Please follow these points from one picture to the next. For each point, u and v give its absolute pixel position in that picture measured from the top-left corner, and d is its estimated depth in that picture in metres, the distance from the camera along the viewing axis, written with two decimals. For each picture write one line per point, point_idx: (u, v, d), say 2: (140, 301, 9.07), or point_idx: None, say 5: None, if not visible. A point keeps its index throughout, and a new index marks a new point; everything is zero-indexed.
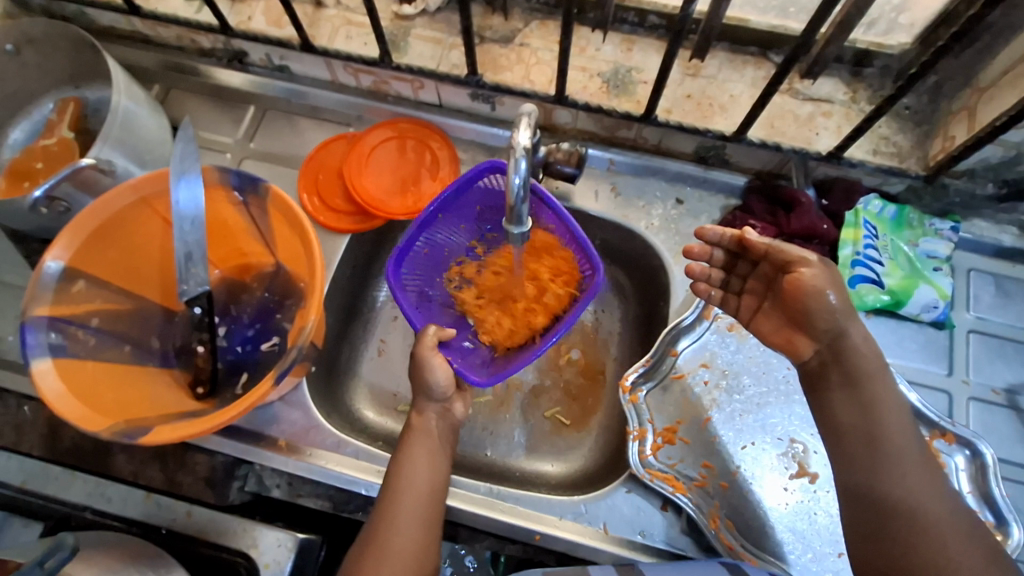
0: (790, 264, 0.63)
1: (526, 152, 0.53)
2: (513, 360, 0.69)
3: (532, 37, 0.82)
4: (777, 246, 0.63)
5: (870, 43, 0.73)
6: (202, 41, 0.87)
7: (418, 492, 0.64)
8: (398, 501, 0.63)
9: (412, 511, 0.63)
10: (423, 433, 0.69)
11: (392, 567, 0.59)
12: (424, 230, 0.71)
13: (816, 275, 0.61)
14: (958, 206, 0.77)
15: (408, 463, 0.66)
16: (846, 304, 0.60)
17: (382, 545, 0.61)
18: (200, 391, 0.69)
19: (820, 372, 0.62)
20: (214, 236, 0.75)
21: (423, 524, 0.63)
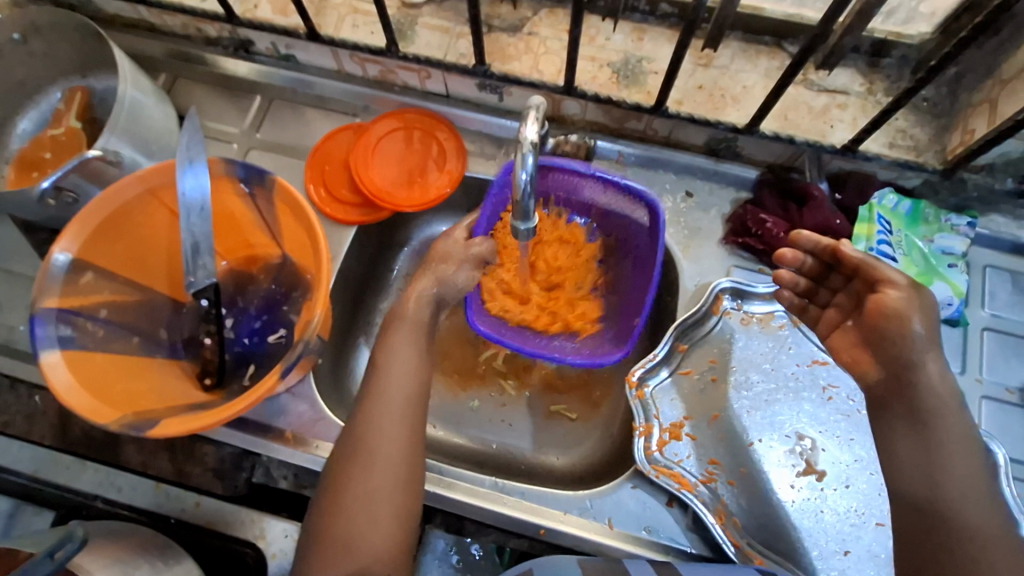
0: (881, 284, 0.65)
1: (533, 147, 0.53)
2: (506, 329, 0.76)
3: (541, 26, 0.81)
4: (872, 266, 0.66)
5: (889, 33, 0.71)
6: (208, 29, 0.87)
7: (403, 395, 0.64)
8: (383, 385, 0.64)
9: (398, 414, 0.62)
10: (407, 337, 0.67)
11: (381, 469, 0.59)
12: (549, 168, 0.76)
13: (903, 298, 0.63)
14: (976, 201, 0.75)
15: (392, 350, 0.66)
16: (928, 330, 0.62)
17: (370, 447, 0.60)
18: (207, 382, 0.70)
19: (883, 399, 0.65)
20: (222, 228, 0.74)
21: (405, 407, 0.63)
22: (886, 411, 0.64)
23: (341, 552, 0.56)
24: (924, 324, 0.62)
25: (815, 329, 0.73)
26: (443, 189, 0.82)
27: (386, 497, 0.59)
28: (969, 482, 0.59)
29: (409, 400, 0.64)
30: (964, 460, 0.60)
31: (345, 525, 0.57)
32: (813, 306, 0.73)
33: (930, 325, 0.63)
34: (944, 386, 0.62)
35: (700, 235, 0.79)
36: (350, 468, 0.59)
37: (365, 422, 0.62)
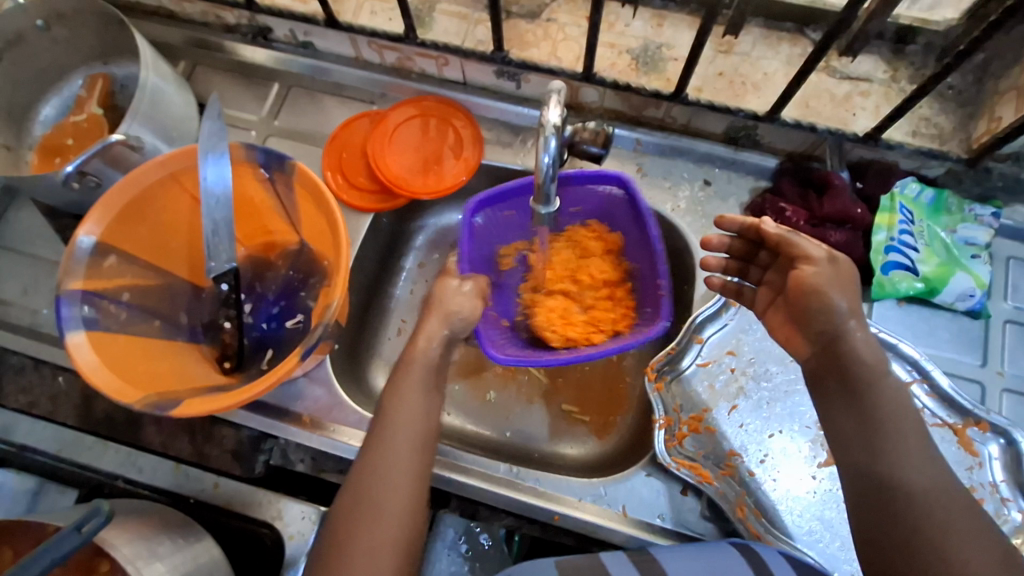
0: (800, 259, 0.61)
1: (556, 131, 0.54)
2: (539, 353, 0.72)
3: (560, 12, 0.80)
4: (789, 243, 0.62)
5: (914, 19, 0.70)
6: (227, 16, 0.87)
7: (413, 426, 0.63)
8: (392, 437, 0.62)
9: (406, 448, 0.61)
10: (417, 367, 0.66)
11: (389, 513, 0.58)
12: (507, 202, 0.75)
13: (821, 272, 0.59)
14: (1000, 191, 0.74)
15: (405, 382, 0.65)
16: (852, 304, 0.58)
17: (378, 487, 0.59)
18: (226, 365, 0.71)
19: (816, 374, 0.61)
20: (241, 213, 0.75)
21: (419, 463, 0.62)
22: (819, 384, 0.60)
23: None
24: (846, 297, 0.59)
25: (752, 308, 0.69)
26: (460, 177, 0.82)
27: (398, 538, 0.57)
28: (916, 453, 0.55)
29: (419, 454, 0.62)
30: (912, 429, 0.56)
31: None
32: (749, 287, 0.70)
33: (852, 297, 0.59)
34: (873, 354, 0.58)
35: (717, 224, 0.79)
36: (360, 509, 0.58)
37: (377, 466, 0.60)
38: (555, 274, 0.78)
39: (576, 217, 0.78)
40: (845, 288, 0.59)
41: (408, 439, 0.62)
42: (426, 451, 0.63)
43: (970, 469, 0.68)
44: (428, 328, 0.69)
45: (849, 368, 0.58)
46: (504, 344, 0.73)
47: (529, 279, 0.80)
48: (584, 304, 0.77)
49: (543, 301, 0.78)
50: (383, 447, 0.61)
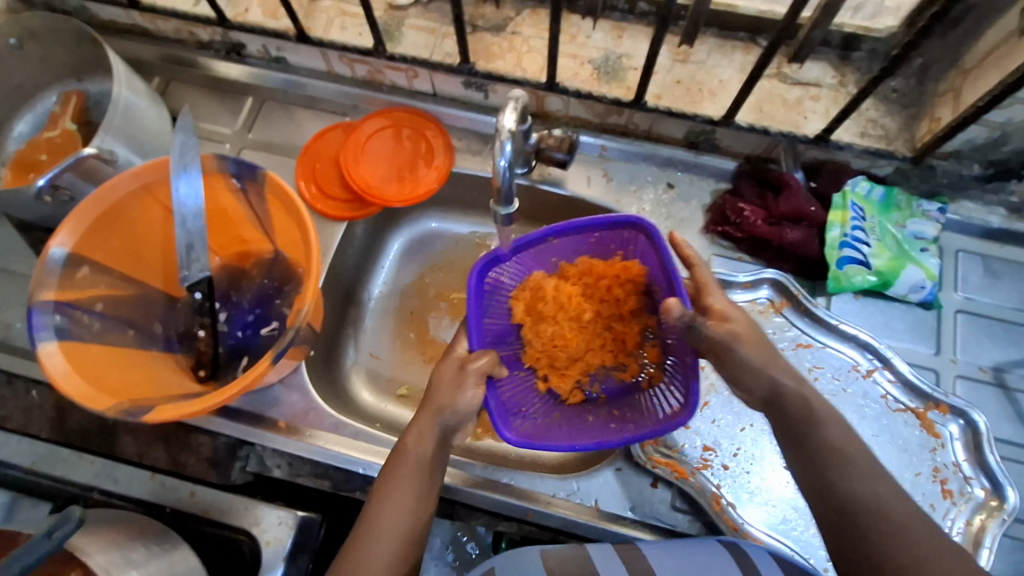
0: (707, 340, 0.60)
1: (512, 134, 0.56)
2: (551, 432, 0.67)
3: (524, 25, 0.83)
4: (694, 336, 0.61)
5: (858, 27, 0.74)
6: (201, 33, 0.90)
7: (402, 527, 0.58)
8: (376, 548, 0.56)
9: (389, 548, 0.57)
10: (412, 459, 0.61)
11: None
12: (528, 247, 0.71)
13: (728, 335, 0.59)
14: (945, 188, 0.77)
15: (396, 475, 0.60)
16: (763, 355, 0.59)
17: None
18: (202, 374, 0.72)
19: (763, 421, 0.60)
20: (214, 224, 0.76)
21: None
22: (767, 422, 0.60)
23: None
24: (751, 347, 0.59)
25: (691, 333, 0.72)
26: (432, 185, 0.84)
27: None
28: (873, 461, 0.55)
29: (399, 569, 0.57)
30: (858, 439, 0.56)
31: None
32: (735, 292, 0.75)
33: (764, 351, 0.59)
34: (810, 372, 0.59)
35: (682, 225, 0.81)
36: None
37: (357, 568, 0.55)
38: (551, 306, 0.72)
39: (585, 245, 0.73)
40: (756, 343, 0.59)
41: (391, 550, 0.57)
42: (410, 553, 0.58)
43: (933, 451, 0.71)
44: (421, 419, 0.63)
45: (786, 408, 0.58)
46: (514, 414, 0.68)
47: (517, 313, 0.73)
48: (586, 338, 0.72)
49: (539, 331, 0.72)
50: (365, 559, 0.56)
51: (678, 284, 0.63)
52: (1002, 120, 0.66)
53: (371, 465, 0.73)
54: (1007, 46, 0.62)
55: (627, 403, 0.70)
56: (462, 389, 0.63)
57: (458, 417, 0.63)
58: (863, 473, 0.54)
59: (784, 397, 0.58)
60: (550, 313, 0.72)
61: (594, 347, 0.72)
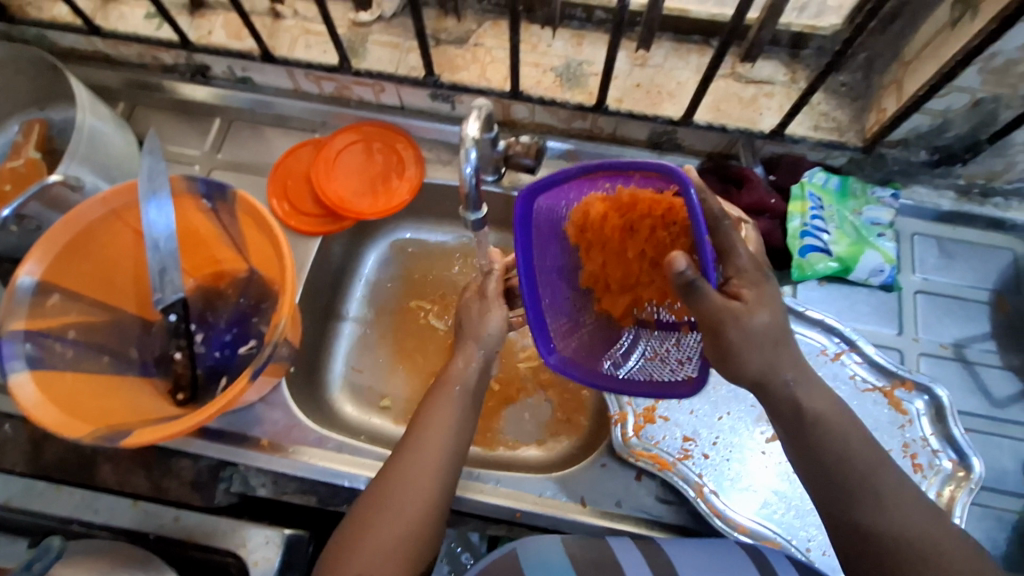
0: (706, 317, 0.53)
1: (476, 142, 0.58)
2: (590, 359, 0.63)
3: (486, 36, 0.85)
4: (697, 295, 0.52)
5: (804, 26, 0.77)
6: (164, 57, 0.90)
7: (447, 435, 0.62)
8: (422, 453, 0.61)
9: (433, 453, 0.61)
10: (453, 377, 0.65)
11: (398, 513, 0.58)
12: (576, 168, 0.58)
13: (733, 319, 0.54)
14: (897, 174, 0.81)
15: (439, 390, 0.65)
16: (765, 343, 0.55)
17: (400, 487, 0.59)
18: (181, 398, 0.71)
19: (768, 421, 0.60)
20: (186, 246, 0.76)
21: (438, 495, 0.60)
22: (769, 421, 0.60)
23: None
24: (754, 331, 0.55)
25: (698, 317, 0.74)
26: (405, 196, 0.85)
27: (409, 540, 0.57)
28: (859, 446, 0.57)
29: (425, 520, 0.58)
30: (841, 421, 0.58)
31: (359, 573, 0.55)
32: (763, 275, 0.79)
33: (766, 340, 0.56)
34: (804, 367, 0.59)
35: None
36: (375, 507, 0.58)
37: (403, 471, 0.60)
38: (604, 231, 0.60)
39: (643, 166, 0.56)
40: (760, 342, 0.56)
41: (422, 495, 0.59)
42: (453, 463, 0.62)
43: (902, 427, 0.74)
44: (464, 349, 0.67)
45: (777, 412, 0.58)
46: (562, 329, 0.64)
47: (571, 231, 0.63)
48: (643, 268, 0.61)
49: (590, 258, 0.63)
50: (412, 461, 0.60)
51: (706, 249, 0.52)
52: (942, 108, 0.70)
53: (356, 477, 0.73)
54: (941, 38, 0.66)
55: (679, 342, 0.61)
56: (489, 313, 0.68)
57: (494, 339, 0.67)
58: (853, 466, 0.56)
59: (774, 400, 0.58)
60: (599, 239, 0.61)
61: (643, 285, 0.61)
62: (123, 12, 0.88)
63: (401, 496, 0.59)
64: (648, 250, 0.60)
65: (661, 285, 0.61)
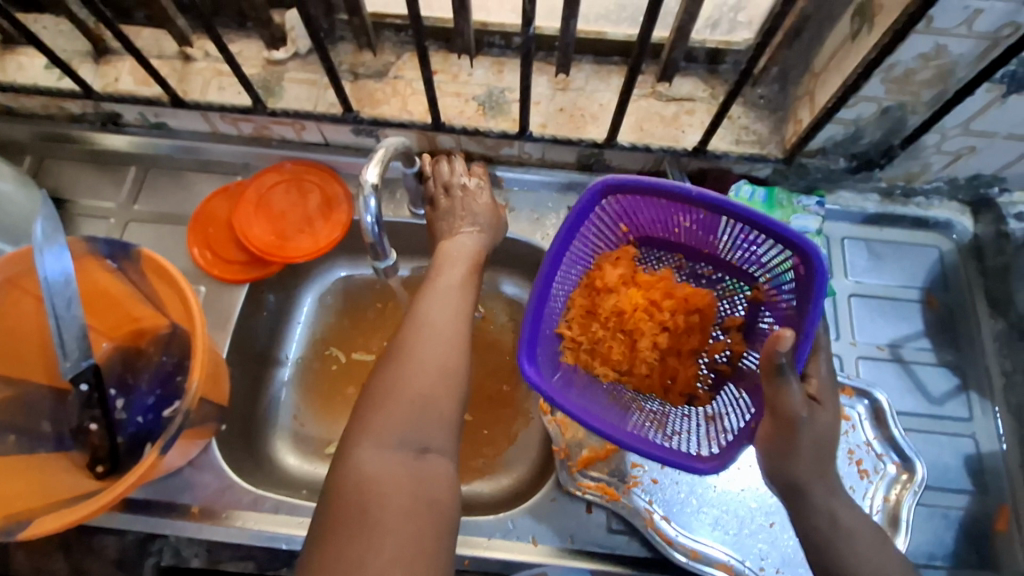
0: (778, 407, 0.54)
1: (374, 189, 0.61)
2: (585, 400, 0.64)
3: (405, 68, 0.83)
4: (779, 381, 0.53)
5: (718, 42, 0.78)
6: (71, 107, 0.86)
7: (452, 288, 0.67)
8: (433, 303, 0.65)
9: (444, 301, 0.65)
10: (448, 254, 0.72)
11: (422, 345, 0.60)
12: (685, 212, 0.65)
13: (803, 422, 0.53)
14: (821, 181, 0.82)
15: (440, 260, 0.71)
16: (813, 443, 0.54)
17: (419, 328, 0.62)
18: (99, 470, 0.67)
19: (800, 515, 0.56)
20: (98, 307, 0.72)
21: (456, 331, 0.62)
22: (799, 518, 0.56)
23: (393, 406, 0.55)
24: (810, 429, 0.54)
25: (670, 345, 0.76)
26: (334, 235, 0.83)
27: (438, 368, 0.58)
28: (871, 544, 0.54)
29: (450, 360, 0.60)
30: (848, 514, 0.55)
31: (393, 394, 0.56)
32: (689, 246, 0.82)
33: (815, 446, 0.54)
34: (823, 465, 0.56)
35: None
36: (398, 348, 0.60)
37: (419, 318, 0.63)
38: (628, 303, 0.68)
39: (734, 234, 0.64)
40: (815, 453, 0.55)
41: (443, 339, 0.61)
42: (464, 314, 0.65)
43: (845, 433, 0.74)
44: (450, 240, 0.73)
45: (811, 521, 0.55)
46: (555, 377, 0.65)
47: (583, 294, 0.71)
48: (650, 348, 0.69)
49: (592, 333, 0.69)
50: (424, 312, 0.64)
51: (804, 339, 0.57)
52: (853, 117, 0.71)
53: (294, 539, 0.69)
54: (844, 50, 0.67)
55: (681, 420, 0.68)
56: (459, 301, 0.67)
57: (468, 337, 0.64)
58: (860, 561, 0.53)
59: (809, 508, 0.55)
60: (613, 319, 0.69)
61: (639, 373, 0.69)
62: (21, 63, 0.84)
63: (424, 340, 0.60)
64: (660, 337, 0.69)
65: (661, 373, 0.70)
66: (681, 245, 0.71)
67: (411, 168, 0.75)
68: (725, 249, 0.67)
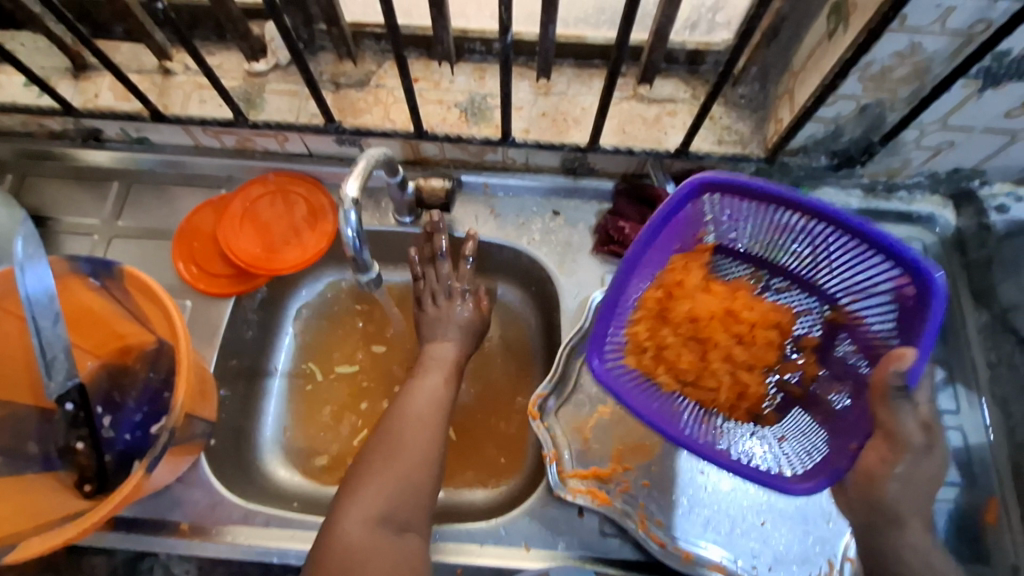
0: (892, 432, 0.55)
1: (355, 203, 0.61)
2: (656, 408, 0.64)
3: (387, 77, 0.83)
4: (892, 404, 0.54)
5: (698, 43, 0.78)
6: (51, 124, 0.85)
7: (439, 365, 0.71)
8: (421, 382, 0.69)
9: (431, 380, 0.69)
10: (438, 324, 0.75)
11: (405, 426, 0.64)
12: (787, 209, 0.64)
13: (916, 447, 0.54)
14: (804, 179, 0.83)
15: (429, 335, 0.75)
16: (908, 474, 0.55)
17: (405, 406, 0.66)
18: (87, 489, 0.67)
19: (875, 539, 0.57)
20: (83, 326, 0.72)
21: (439, 411, 0.67)
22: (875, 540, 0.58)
23: (375, 485, 0.60)
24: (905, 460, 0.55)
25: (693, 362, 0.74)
26: (320, 245, 0.83)
27: (421, 450, 0.63)
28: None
29: (429, 443, 0.64)
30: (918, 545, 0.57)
31: (377, 474, 0.60)
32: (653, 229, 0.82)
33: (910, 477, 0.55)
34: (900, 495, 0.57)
35: (571, 250, 0.83)
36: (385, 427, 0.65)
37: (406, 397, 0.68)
38: (705, 312, 0.69)
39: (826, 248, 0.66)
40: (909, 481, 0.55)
41: (425, 419, 0.65)
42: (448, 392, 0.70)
43: None
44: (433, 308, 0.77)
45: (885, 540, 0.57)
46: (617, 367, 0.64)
47: (659, 290, 0.68)
48: (721, 360, 0.68)
49: (660, 335, 0.68)
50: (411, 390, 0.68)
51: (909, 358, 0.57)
52: (833, 116, 0.71)
53: (286, 553, 0.69)
54: (822, 49, 0.67)
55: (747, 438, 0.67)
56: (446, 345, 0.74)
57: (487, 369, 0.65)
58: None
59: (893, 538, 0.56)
60: (682, 322, 0.68)
61: (703, 384, 0.68)
62: None
63: (408, 422, 0.65)
64: (734, 345, 0.69)
65: (732, 384, 0.68)
66: (763, 258, 0.70)
67: (395, 177, 0.74)
68: (808, 260, 0.68)
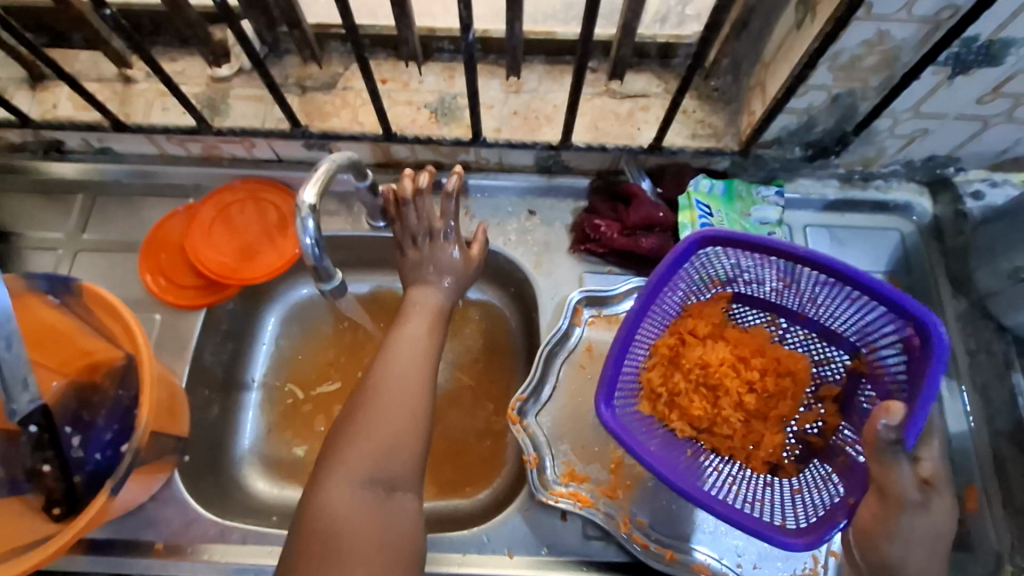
0: (887, 487, 0.52)
1: (313, 209, 0.59)
2: (660, 454, 0.63)
3: (354, 79, 0.81)
4: (888, 461, 0.51)
5: (670, 36, 0.78)
6: (10, 136, 0.83)
7: (419, 326, 0.66)
8: (400, 344, 0.63)
9: (412, 340, 0.64)
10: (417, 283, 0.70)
11: (387, 389, 0.59)
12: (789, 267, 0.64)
13: (911, 502, 0.51)
14: (780, 171, 0.82)
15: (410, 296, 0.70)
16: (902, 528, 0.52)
17: (384, 371, 0.61)
18: (55, 512, 0.65)
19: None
20: (44, 346, 0.70)
21: (423, 374, 0.61)
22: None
23: (355, 454, 0.54)
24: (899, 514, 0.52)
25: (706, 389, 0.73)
26: (293, 251, 0.81)
27: (403, 414, 0.57)
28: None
29: (417, 406, 0.58)
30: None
31: (358, 442, 0.55)
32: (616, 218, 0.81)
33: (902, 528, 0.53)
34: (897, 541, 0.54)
35: (548, 249, 0.82)
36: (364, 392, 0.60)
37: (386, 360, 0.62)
38: (718, 360, 0.68)
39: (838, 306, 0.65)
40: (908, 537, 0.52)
41: (408, 382, 0.60)
42: (432, 353, 0.64)
43: None
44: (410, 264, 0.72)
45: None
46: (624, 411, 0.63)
47: (670, 338, 0.69)
48: (734, 407, 0.68)
49: (672, 382, 0.68)
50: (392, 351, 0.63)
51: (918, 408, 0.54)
52: (805, 106, 0.71)
53: (263, 569, 0.67)
54: (790, 40, 0.66)
55: (757, 486, 0.66)
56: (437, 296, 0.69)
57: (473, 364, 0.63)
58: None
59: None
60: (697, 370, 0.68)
61: (719, 432, 0.67)
62: None
63: (389, 387, 0.59)
64: (747, 393, 0.68)
65: (747, 432, 0.68)
66: (777, 305, 0.71)
67: (363, 182, 0.71)
68: (822, 310, 0.68)
